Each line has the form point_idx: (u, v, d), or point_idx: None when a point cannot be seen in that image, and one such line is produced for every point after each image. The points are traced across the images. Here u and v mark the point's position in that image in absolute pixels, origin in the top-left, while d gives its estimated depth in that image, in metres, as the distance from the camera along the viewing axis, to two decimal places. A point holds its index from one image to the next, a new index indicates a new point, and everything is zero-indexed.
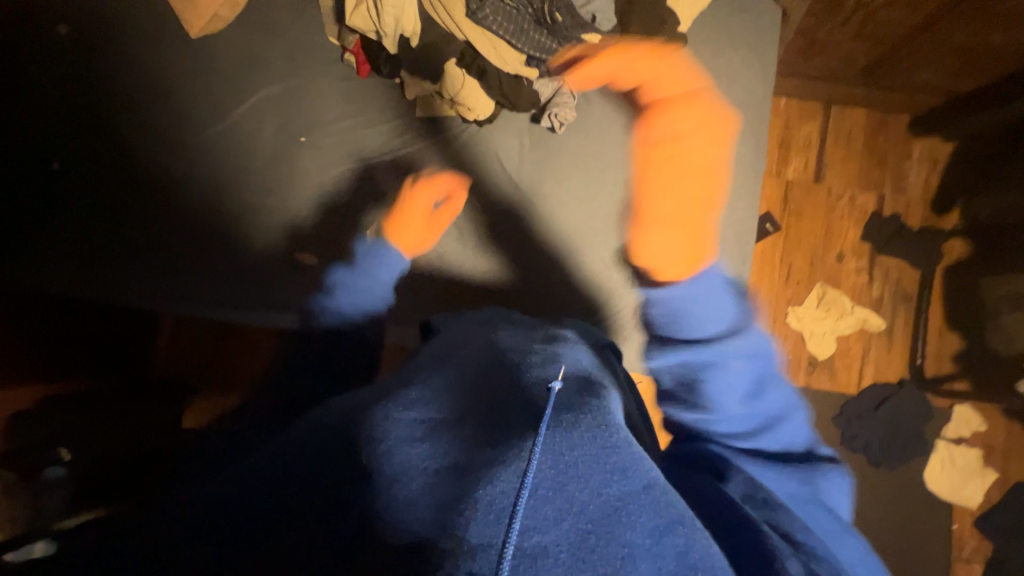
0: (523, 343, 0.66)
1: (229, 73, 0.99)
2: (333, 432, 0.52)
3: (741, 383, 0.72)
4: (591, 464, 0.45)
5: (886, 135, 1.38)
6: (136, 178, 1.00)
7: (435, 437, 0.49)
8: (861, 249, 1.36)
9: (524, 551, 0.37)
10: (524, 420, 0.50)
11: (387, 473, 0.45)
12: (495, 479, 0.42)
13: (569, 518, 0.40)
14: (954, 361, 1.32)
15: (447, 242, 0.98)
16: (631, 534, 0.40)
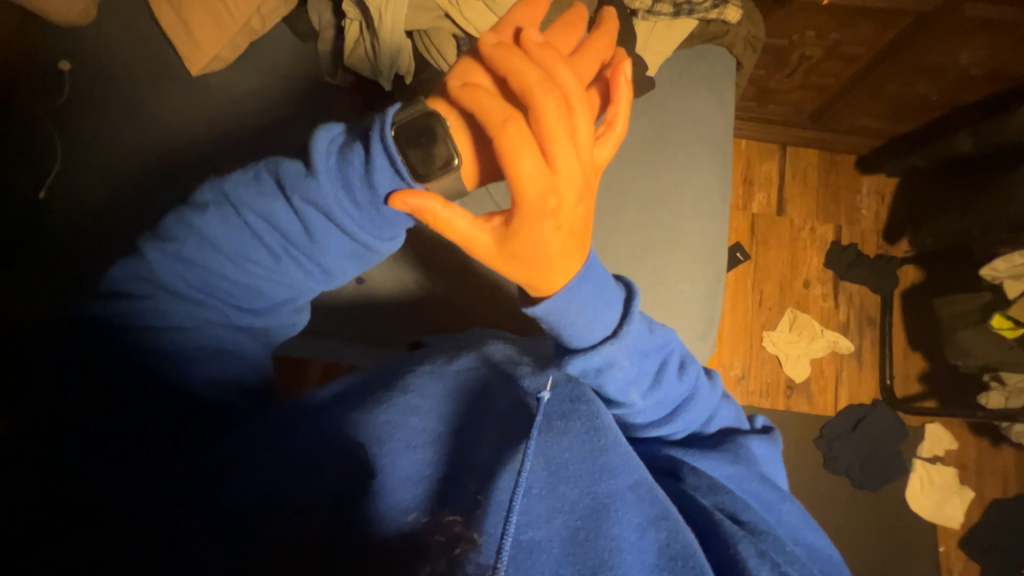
0: (510, 357, 0.62)
1: (218, 103, 1.01)
2: (311, 436, 0.48)
3: (642, 386, 0.59)
4: (583, 464, 0.48)
5: (836, 172, 1.51)
6: (109, 202, 0.96)
7: (430, 445, 0.50)
8: (825, 275, 1.45)
9: (521, 544, 0.42)
10: (514, 430, 0.51)
11: (385, 478, 0.46)
12: (496, 481, 0.46)
13: (562, 515, 0.45)
14: (920, 380, 1.38)
15: (432, 264, 0.92)
16: (617, 529, 0.45)
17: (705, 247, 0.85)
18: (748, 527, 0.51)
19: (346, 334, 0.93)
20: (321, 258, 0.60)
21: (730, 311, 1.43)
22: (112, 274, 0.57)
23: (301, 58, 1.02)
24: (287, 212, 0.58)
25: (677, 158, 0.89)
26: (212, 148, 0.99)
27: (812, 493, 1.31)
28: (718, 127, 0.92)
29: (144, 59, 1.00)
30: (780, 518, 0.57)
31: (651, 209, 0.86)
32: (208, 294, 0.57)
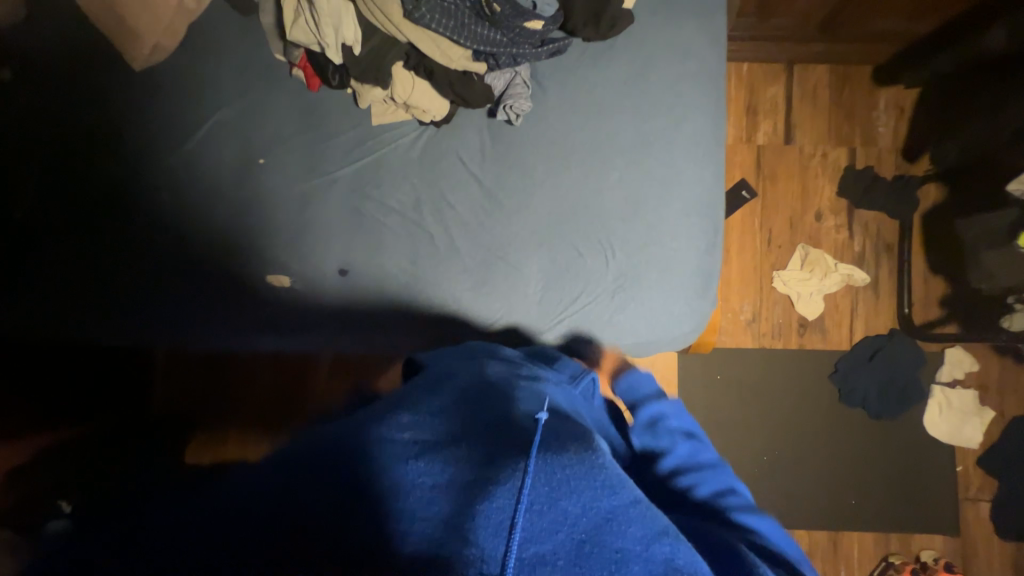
0: (509, 379, 0.64)
1: (168, 96, 0.94)
2: (310, 454, 0.48)
3: (681, 437, 0.67)
4: (585, 480, 0.44)
5: (851, 86, 1.37)
6: (86, 216, 0.94)
7: (431, 453, 0.47)
8: (838, 205, 1.36)
9: (523, 562, 0.37)
10: (513, 445, 0.48)
11: (380, 489, 0.43)
12: (492, 495, 0.42)
13: (564, 529, 0.40)
14: (941, 305, 1.33)
15: (423, 259, 0.85)
16: (623, 542, 0.40)
17: (700, 202, 0.81)
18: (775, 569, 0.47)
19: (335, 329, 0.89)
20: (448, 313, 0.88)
21: (738, 254, 1.37)
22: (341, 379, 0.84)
23: (250, 35, 0.93)
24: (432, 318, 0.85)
25: (663, 104, 0.81)
26: (171, 147, 0.94)
27: (825, 427, 1.32)
28: (710, 59, 0.83)
29: (90, 59, 0.94)
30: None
31: (639, 164, 0.80)
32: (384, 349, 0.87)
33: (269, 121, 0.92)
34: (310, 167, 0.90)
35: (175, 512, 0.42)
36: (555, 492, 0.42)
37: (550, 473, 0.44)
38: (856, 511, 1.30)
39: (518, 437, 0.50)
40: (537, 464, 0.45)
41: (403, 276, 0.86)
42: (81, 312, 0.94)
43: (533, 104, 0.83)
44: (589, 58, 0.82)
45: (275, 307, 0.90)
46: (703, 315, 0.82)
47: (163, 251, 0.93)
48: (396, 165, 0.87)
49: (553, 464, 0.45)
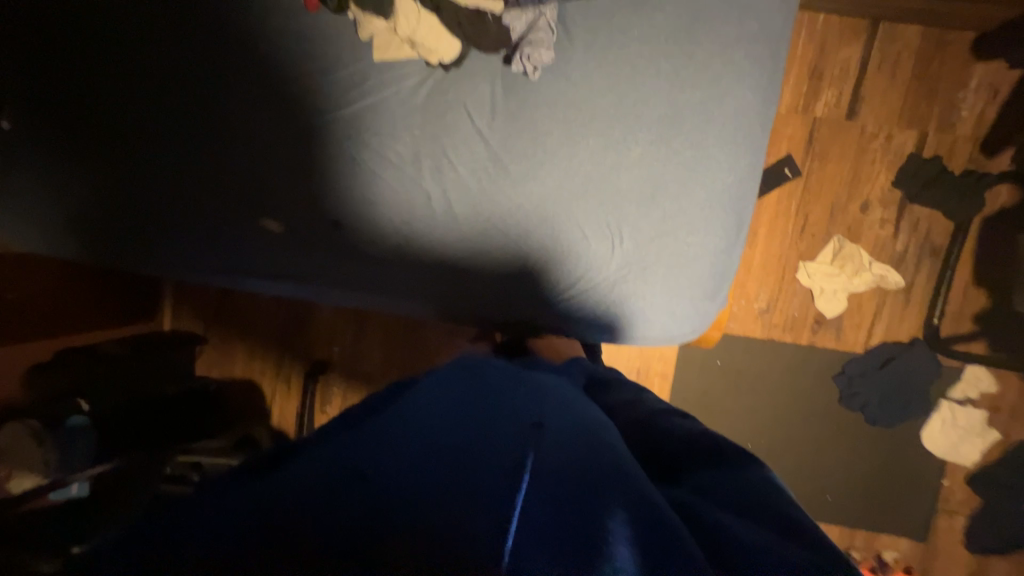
0: (515, 387, 0.65)
1: (158, 3, 0.85)
2: (319, 461, 0.52)
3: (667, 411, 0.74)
4: (574, 471, 0.47)
5: (941, 58, 1.16)
6: (75, 129, 0.89)
7: (429, 454, 0.50)
8: (890, 197, 1.22)
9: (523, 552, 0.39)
10: (504, 443, 0.51)
11: (384, 486, 0.46)
12: (488, 492, 0.45)
13: (548, 515, 0.43)
14: (975, 320, 1.23)
15: (419, 225, 0.80)
16: (612, 519, 0.42)
17: (728, 191, 0.72)
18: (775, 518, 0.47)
19: (324, 281, 0.87)
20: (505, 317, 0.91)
21: (765, 239, 1.26)
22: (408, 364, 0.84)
23: None
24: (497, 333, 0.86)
25: (706, 71, 0.69)
26: (161, 64, 0.86)
27: (818, 425, 1.30)
28: (775, 20, 0.69)
29: None
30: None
31: (666, 142, 0.71)
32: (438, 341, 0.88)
33: (261, 43, 0.82)
34: (306, 104, 0.82)
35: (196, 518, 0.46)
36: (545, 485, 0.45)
37: (542, 470, 0.47)
38: (829, 505, 1.32)
39: (515, 436, 0.52)
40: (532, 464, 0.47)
41: (401, 239, 0.82)
42: (74, 231, 0.92)
43: (555, 56, 0.72)
44: (629, 3, 0.69)
45: (266, 250, 0.87)
46: (707, 315, 0.77)
47: (154, 179, 0.89)
48: (395, 112, 0.78)
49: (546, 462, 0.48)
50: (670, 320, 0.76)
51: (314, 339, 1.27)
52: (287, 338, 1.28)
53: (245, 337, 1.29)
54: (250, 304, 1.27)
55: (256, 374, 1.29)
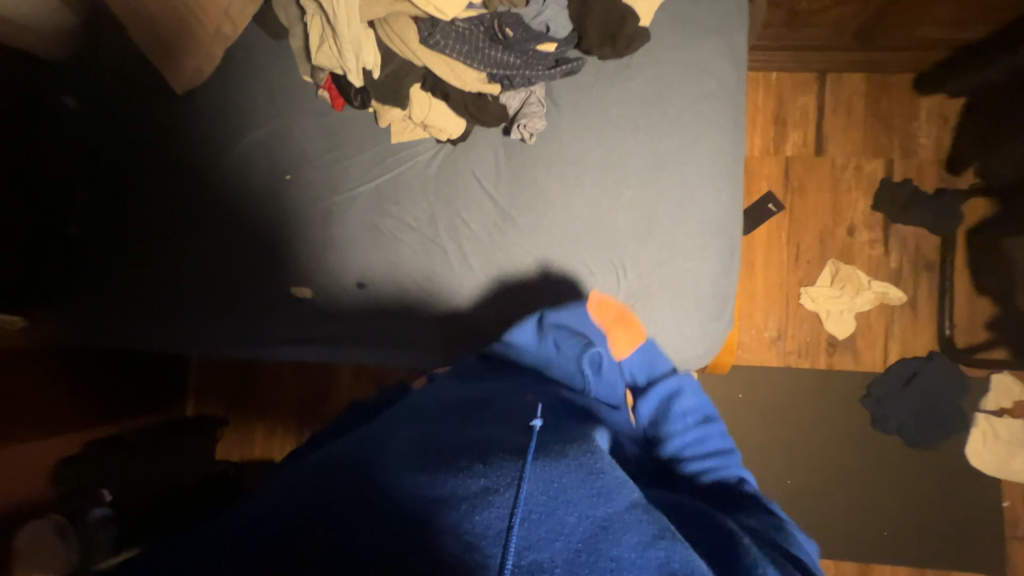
0: (514, 392, 0.64)
1: (206, 117, 1.00)
2: (313, 471, 0.51)
3: (695, 423, 0.68)
4: (579, 489, 0.44)
5: (888, 96, 1.30)
6: (133, 228, 1.02)
7: (428, 470, 0.47)
8: (873, 219, 1.30)
9: (521, 568, 0.38)
10: (512, 450, 0.49)
11: (386, 496, 0.45)
12: (489, 504, 0.42)
13: (562, 537, 0.40)
14: (987, 328, 1.24)
15: (435, 276, 0.87)
16: (617, 550, 0.40)
17: (715, 221, 0.80)
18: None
19: (351, 341, 0.92)
20: None
21: (763, 269, 1.32)
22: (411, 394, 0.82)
23: (280, 59, 0.98)
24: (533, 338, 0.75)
25: (679, 123, 0.81)
26: (207, 165, 1.00)
27: (856, 452, 1.26)
28: (728, 78, 0.81)
29: (137, 83, 1.01)
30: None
31: (654, 183, 0.80)
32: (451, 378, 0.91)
33: (294, 139, 0.96)
34: (335, 186, 0.94)
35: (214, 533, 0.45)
36: (548, 499, 0.42)
37: (547, 478, 0.44)
38: (889, 543, 1.23)
39: (518, 448, 0.49)
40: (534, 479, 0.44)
41: (418, 287, 0.88)
42: (126, 318, 1.01)
43: (547, 124, 0.83)
44: (604, 77, 0.83)
45: (298, 317, 0.94)
46: (718, 336, 0.81)
47: (197, 264, 0.99)
48: (412, 182, 0.89)
49: (549, 468, 0.46)
50: (687, 344, 0.80)
51: (335, 407, 1.27)
52: (308, 407, 1.28)
53: (261, 410, 1.29)
54: (272, 374, 1.29)
55: (276, 451, 1.27)
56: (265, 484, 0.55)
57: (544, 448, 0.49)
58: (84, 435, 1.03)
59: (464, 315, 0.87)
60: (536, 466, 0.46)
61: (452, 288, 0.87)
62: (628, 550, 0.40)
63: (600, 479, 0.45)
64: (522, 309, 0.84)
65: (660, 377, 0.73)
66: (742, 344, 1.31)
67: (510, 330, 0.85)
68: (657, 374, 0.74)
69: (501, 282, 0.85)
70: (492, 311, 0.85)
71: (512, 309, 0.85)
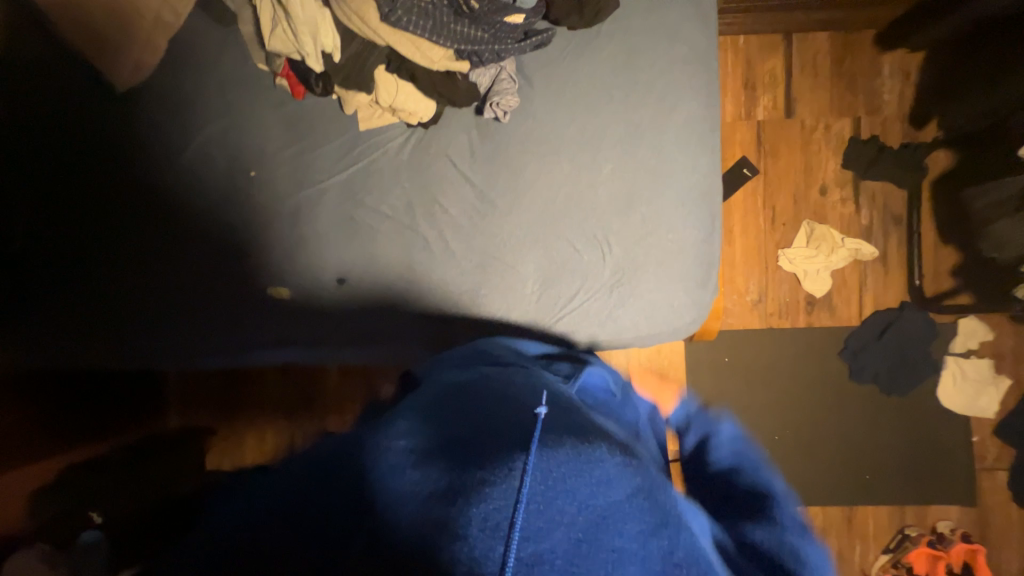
0: (511, 384, 0.65)
1: (155, 114, 0.94)
2: (309, 481, 0.50)
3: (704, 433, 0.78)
4: (579, 479, 0.44)
5: (852, 54, 1.32)
6: (89, 238, 0.95)
7: (424, 464, 0.48)
8: (843, 178, 1.33)
9: (522, 561, 0.37)
10: (512, 441, 0.50)
11: (382, 497, 0.45)
12: (489, 495, 0.42)
13: (562, 527, 0.40)
14: (953, 275, 1.30)
15: (418, 266, 0.85)
16: (619, 540, 0.40)
17: (695, 189, 0.80)
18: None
19: (337, 338, 0.89)
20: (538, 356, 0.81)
21: (741, 234, 1.34)
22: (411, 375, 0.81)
23: (230, 47, 0.92)
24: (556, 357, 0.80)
25: (654, 90, 0.79)
26: (162, 166, 0.94)
27: (837, 404, 1.31)
28: (700, 41, 0.80)
29: (75, 82, 0.94)
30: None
31: (633, 155, 0.79)
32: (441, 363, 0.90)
33: (254, 133, 0.91)
34: (303, 179, 0.89)
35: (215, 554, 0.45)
36: (548, 488, 0.42)
37: (547, 468, 0.45)
38: (871, 485, 1.30)
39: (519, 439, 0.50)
40: (536, 469, 0.44)
41: (400, 278, 0.86)
42: (92, 333, 0.95)
43: (520, 100, 0.81)
44: (574, 48, 0.80)
45: (278, 317, 0.91)
46: (705, 304, 0.82)
47: (162, 271, 0.94)
48: (385, 171, 0.86)
49: (549, 458, 0.46)
50: (678, 314, 0.81)
51: (327, 405, 1.24)
52: (301, 405, 1.24)
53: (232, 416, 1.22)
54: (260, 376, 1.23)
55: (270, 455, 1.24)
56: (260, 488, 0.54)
57: (544, 438, 0.50)
58: (60, 459, 1.02)
59: (451, 305, 0.85)
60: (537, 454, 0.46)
61: (436, 278, 0.85)
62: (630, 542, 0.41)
63: (600, 467, 0.46)
64: (510, 294, 0.83)
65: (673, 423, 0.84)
66: (725, 310, 1.34)
67: (498, 314, 0.84)
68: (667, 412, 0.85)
69: (485, 268, 0.83)
70: (479, 297, 0.84)
71: (499, 295, 0.83)
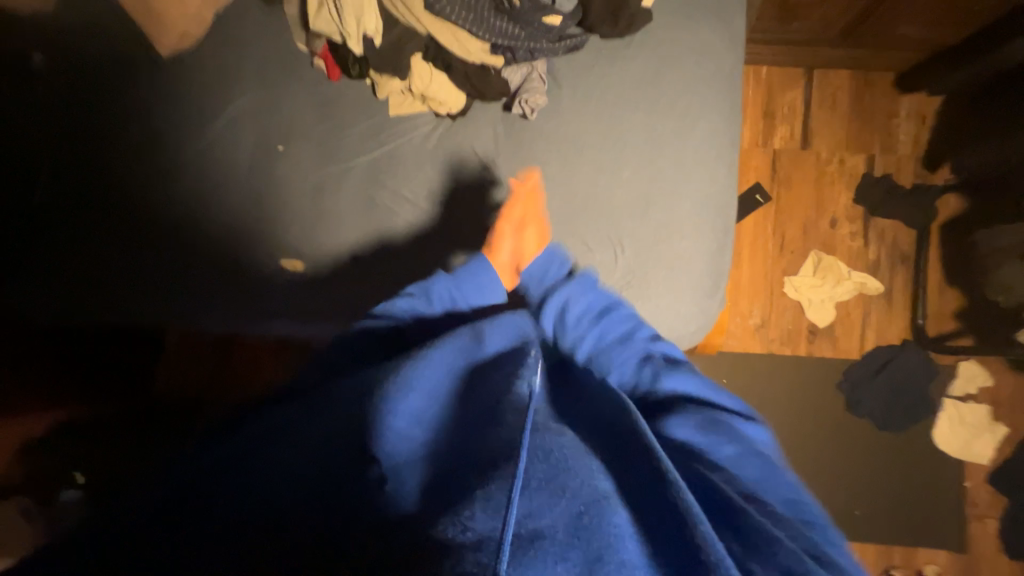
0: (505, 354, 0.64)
1: (192, 83, 0.96)
2: (309, 444, 0.51)
3: (591, 322, 0.69)
4: (576, 460, 0.46)
5: (871, 94, 1.35)
6: (114, 197, 0.97)
7: (417, 464, 0.49)
8: (854, 213, 1.35)
9: (525, 533, 0.38)
10: (510, 425, 0.50)
11: (382, 477, 0.47)
12: (493, 471, 0.43)
13: (564, 502, 0.41)
14: (956, 318, 1.30)
15: (432, 251, 0.87)
16: (616, 516, 0.41)
17: (711, 201, 0.81)
18: (766, 511, 0.47)
19: (344, 316, 0.90)
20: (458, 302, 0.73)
21: (749, 258, 1.36)
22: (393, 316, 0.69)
23: (272, 25, 0.95)
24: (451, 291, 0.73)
25: (679, 102, 0.82)
26: (193, 134, 0.96)
27: (832, 436, 1.30)
28: (727, 60, 0.83)
29: (119, 47, 0.97)
30: (770, 493, 0.51)
31: (652, 162, 0.82)
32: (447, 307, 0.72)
33: (286, 109, 0.94)
34: (329, 157, 0.92)
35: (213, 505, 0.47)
36: (546, 472, 0.43)
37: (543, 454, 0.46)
38: (859, 522, 1.29)
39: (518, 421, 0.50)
40: (534, 453, 0.46)
41: (414, 262, 0.88)
42: (108, 292, 0.97)
43: (548, 100, 0.84)
44: (605, 55, 0.83)
45: (290, 291, 0.92)
46: (711, 314, 0.83)
47: (182, 235, 0.96)
48: (410, 155, 0.88)
49: (544, 444, 0.47)
50: (684, 320, 0.82)
51: None
52: None
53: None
54: None
55: None
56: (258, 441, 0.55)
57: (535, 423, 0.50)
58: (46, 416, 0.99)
59: None
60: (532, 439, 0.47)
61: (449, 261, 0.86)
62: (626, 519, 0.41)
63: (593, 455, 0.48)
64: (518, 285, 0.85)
65: (555, 284, 0.74)
66: (728, 332, 1.35)
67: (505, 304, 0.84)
68: (556, 276, 0.76)
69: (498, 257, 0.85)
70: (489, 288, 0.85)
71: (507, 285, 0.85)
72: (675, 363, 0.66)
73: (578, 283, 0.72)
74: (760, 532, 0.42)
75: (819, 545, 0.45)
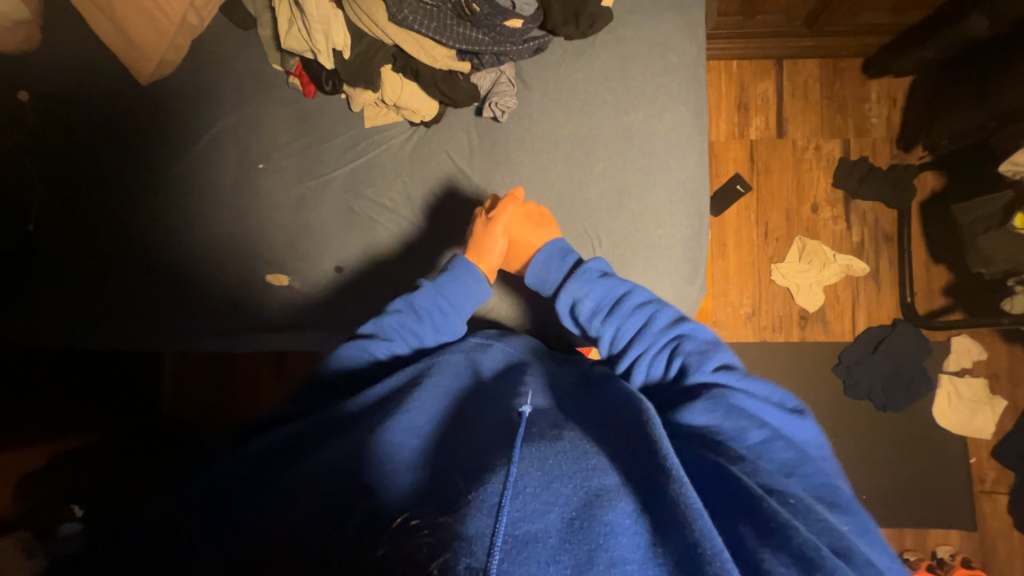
0: (505, 382, 0.65)
1: (173, 109, 0.99)
2: (293, 450, 0.52)
3: (604, 316, 0.70)
4: (573, 464, 0.46)
5: (840, 81, 1.38)
6: (102, 223, 0.99)
7: (418, 465, 0.49)
8: (835, 196, 1.36)
9: (516, 539, 0.38)
10: (505, 437, 0.51)
11: (375, 480, 0.47)
12: (487, 481, 0.43)
13: (556, 508, 0.41)
14: (944, 294, 1.31)
15: (414, 256, 0.89)
16: (611, 515, 0.41)
17: (683, 188, 0.83)
18: (787, 503, 0.44)
19: (332, 326, 0.91)
20: (448, 307, 0.75)
21: (735, 248, 1.37)
22: (362, 345, 0.69)
23: (248, 49, 0.98)
24: (437, 310, 0.74)
25: (645, 96, 0.84)
26: (176, 158, 0.98)
27: (832, 420, 1.30)
28: (688, 51, 0.85)
29: (101, 78, 0.99)
30: (803, 481, 0.49)
31: (623, 155, 0.84)
32: (422, 315, 0.73)
33: (265, 130, 0.96)
34: (309, 173, 0.94)
35: (197, 506, 0.46)
36: (541, 479, 0.43)
37: (538, 462, 0.45)
38: (868, 506, 1.27)
39: (514, 434, 0.50)
40: (530, 460, 0.45)
41: (396, 268, 0.89)
42: (100, 317, 0.97)
43: (518, 102, 0.86)
44: (569, 56, 0.87)
45: (278, 306, 0.93)
46: (694, 301, 0.83)
47: (169, 257, 0.97)
48: (387, 164, 0.91)
49: (541, 451, 0.47)
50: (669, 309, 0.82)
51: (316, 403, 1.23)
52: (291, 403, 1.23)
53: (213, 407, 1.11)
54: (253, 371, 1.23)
55: None
56: (239, 445, 0.56)
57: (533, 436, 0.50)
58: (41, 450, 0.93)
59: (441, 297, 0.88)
60: (528, 451, 0.47)
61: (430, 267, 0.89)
62: (623, 523, 0.41)
63: (594, 458, 0.47)
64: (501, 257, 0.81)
65: (559, 283, 0.75)
66: (720, 322, 1.35)
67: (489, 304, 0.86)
68: (564, 274, 0.75)
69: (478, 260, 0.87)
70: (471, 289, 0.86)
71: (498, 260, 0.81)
72: (706, 351, 0.63)
73: (584, 276, 0.73)
74: (770, 518, 0.41)
75: (846, 536, 0.42)
